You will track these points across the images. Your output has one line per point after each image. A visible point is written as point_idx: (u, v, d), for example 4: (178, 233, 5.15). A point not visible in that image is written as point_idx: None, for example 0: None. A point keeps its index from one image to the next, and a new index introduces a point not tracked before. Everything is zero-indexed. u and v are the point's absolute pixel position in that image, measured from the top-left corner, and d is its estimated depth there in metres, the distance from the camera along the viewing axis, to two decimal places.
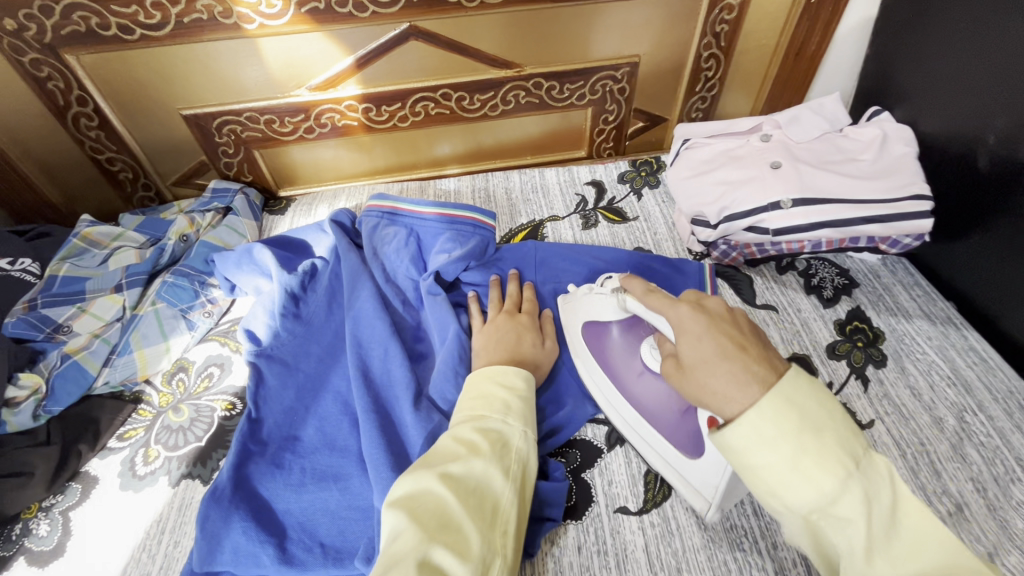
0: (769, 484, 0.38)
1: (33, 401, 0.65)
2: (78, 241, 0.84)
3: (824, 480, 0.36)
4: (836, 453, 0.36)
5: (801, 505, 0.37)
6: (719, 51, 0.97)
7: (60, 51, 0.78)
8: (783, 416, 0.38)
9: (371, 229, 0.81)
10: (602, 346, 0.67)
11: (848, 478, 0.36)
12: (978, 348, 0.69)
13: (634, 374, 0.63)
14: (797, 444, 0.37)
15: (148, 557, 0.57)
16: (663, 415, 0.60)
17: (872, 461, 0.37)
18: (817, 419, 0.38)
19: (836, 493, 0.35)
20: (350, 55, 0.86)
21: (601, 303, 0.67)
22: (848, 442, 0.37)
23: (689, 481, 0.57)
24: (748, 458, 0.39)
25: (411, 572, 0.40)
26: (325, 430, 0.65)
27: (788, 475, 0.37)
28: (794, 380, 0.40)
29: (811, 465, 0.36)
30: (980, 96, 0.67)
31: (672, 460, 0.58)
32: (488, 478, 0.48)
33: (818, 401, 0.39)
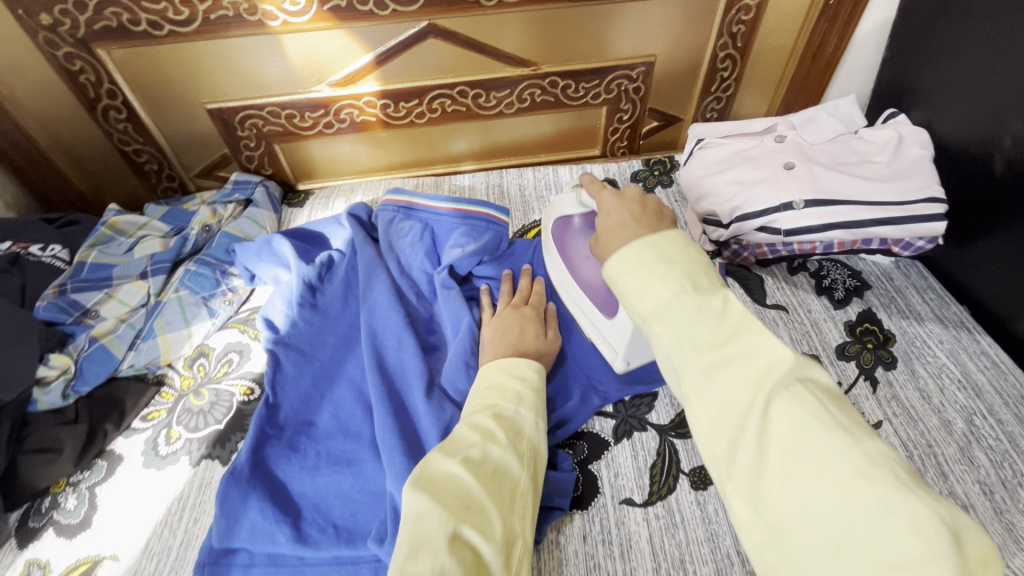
0: (626, 303, 0.41)
1: (63, 380, 0.68)
2: (105, 229, 0.87)
3: (663, 291, 0.39)
4: (680, 273, 0.40)
5: (645, 314, 0.39)
6: (735, 51, 0.97)
7: (92, 45, 0.81)
8: (644, 250, 0.42)
9: (387, 222, 0.82)
10: (563, 235, 0.72)
11: (682, 290, 0.38)
12: (991, 352, 0.69)
13: (582, 257, 0.69)
14: (648, 266, 0.40)
15: (169, 532, 0.59)
16: (599, 290, 0.66)
17: (716, 287, 0.39)
18: (674, 255, 0.41)
19: (671, 300, 0.38)
20: (369, 52, 0.87)
21: (567, 198, 0.72)
22: (697, 271, 0.40)
23: (608, 339, 0.65)
24: (618, 284, 0.42)
25: (444, 550, 0.40)
26: (340, 417, 0.67)
27: (637, 289, 0.40)
28: (673, 237, 0.43)
29: (657, 282, 0.39)
30: (998, 99, 0.67)
31: (598, 324, 0.66)
32: (506, 463, 0.50)
33: (681, 243, 0.42)
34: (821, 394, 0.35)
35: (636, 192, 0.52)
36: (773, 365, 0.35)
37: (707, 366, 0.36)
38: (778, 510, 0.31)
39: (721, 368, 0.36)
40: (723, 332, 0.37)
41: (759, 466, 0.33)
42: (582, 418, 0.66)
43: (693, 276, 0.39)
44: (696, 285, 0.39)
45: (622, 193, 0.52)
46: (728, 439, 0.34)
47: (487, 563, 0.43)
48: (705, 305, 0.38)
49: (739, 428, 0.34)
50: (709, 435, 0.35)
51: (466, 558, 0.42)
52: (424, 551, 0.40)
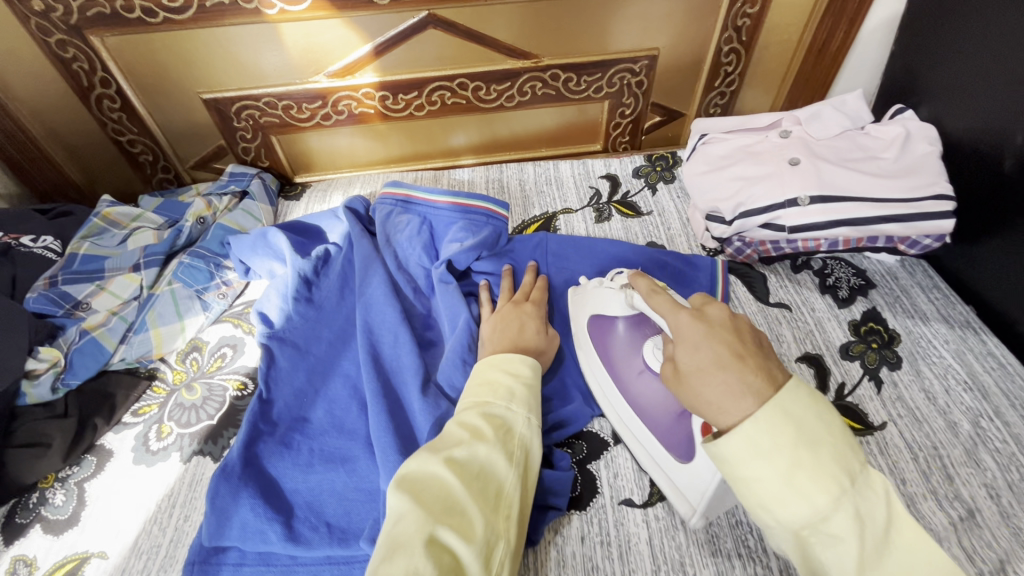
0: (761, 496, 0.37)
1: (52, 374, 0.66)
2: (98, 220, 0.85)
3: (815, 495, 0.35)
4: (832, 467, 0.36)
5: (793, 520, 0.36)
6: (739, 45, 0.96)
7: (85, 32, 0.79)
8: (779, 430, 0.37)
9: (385, 216, 0.81)
10: (606, 341, 0.66)
11: (840, 494, 0.35)
12: (997, 353, 0.68)
13: (634, 372, 0.62)
14: (791, 457, 0.36)
15: (159, 529, 0.58)
16: (658, 416, 0.59)
17: (866, 476, 0.36)
18: (814, 436, 0.37)
19: (827, 510, 0.35)
20: (368, 43, 0.86)
21: (607, 298, 0.66)
22: (845, 456, 0.37)
23: (679, 486, 0.56)
24: (743, 471, 0.38)
25: (417, 552, 0.41)
26: (334, 413, 0.66)
27: (780, 491, 0.36)
28: (794, 394, 0.39)
29: (805, 479, 0.35)
30: (1008, 93, 0.65)
31: (662, 462, 0.57)
32: (493, 463, 0.49)
33: (816, 412, 0.38)
34: None
35: (717, 311, 0.46)
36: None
37: None
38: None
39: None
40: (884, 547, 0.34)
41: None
42: (582, 418, 0.65)
43: (846, 472, 0.36)
44: (849, 479, 0.36)
45: (700, 313, 0.46)
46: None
47: (464, 566, 0.43)
48: (862, 510, 0.35)
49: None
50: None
51: (442, 559, 0.42)
52: (398, 553, 0.41)
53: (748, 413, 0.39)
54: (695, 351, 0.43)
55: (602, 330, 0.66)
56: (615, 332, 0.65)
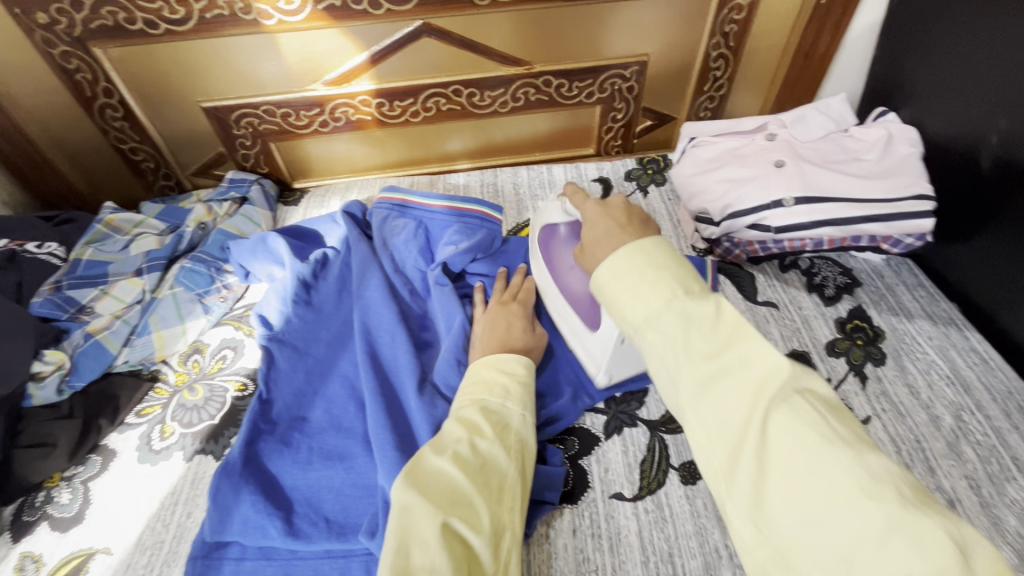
0: (621, 312, 0.43)
1: (58, 376, 0.68)
2: (101, 226, 0.87)
3: (654, 300, 0.41)
4: (670, 282, 0.42)
5: (638, 321, 0.42)
6: (728, 51, 0.98)
7: (88, 44, 0.81)
8: (634, 259, 0.44)
9: (381, 220, 0.83)
10: (549, 243, 0.71)
11: (674, 299, 0.40)
12: (980, 349, 0.70)
13: (567, 267, 0.68)
14: (640, 276, 0.43)
15: (162, 526, 0.60)
16: (581, 304, 0.66)
17: (708, 294, 0.41)
18: (661, 261, 0.43)
19: (663, 309, 0.40)
20: (364, 51, 0.88)
21: (552, 207, 0.70)
22: (687, 278, 0.42)
23: (592, 355, 0.65)
24: (614, 298, 0.44)
25: (434, 544, 0.42)
26: (333, 412, 0.68)
27: (630, 300, 0.42)
28: (658, 242, 0.45)
29: (644, 288, 0.42)
30: (985, 95, 0.67)
31: (581, 337, 0.66)
32: (494, 457, 0.51)
33: (669, 252, 0.44)
34: (819, 405, 0.37)
35: (619, 199, 0.53)
36: (766, 372, 0.37)
37: (700, 376, 0.38)
38: (777, 526, 0.34)
39: (716, 379, 0.38)
40: (718, 339, 0.39)
41: (759, 477, 0.35)
42: (573, 415, 0.66)
43: (682, 283, 0.41)
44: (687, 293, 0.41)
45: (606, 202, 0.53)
46: (728, 451, 0.36)
47: (476, 555, 0.44)
48: (697, 313, 0.40)
49: (737, 445, 0.36)
50: (707, 449, 0.37)
51: (456, 549, 0.43)
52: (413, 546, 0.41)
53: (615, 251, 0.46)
54: (594, 225, 0.52)
55: (547, 234, 0.71)
56: (556, 236, 0.70)
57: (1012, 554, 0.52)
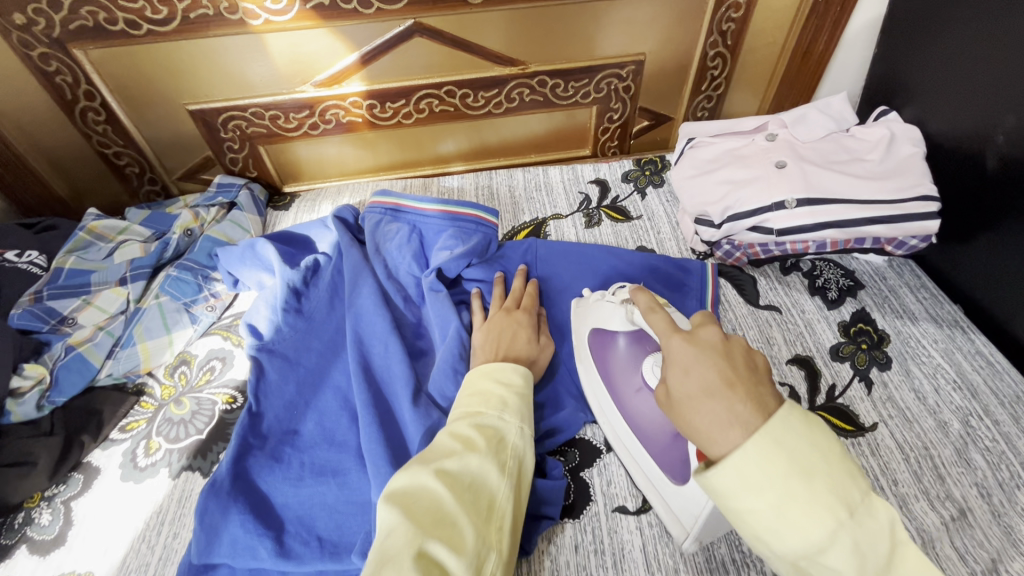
0: (760, 529, 0.35)
1: (38, 391, 0.66)
2: (84, 234, 0.84)
3: (813, 527, 0.33)
4: (827, 496, 0.33)
5: (794, 549, 0.33)
6: (725, 49, 0.96)
7: (68, 45, 0.79)
8: (771, 460, 0.34)
9: (374, 225, 0.81)
10: (609, 356, 0.64)
11: (839, 526, 0.32)
12: (985, 352, 0.68)
13: (633, 389, 0.60)
14: (785, 488, 0.34)
15: (147, 548, 0.57)
16: (654, 437, 0.56)
17: (870, 503, 0.34)
18: (807, 461, 0.34)
19: (829, 544, 0.32)
20: (354, 52, 0.86)
21: (609, 313, 0.64)
22: (843, 483, 0.34)
23: (673, 509, 0.54)
24: (740, 505, 0.35)
25: (408, 568, 0.40)
26: (325, 425, 0.65)
27: (776, 522, 0.34)
28: (786, 420, 0.36)
29: (799, 513, 0.33)
30: (989, 93, 0.66)
31: (657, 482, 0.55)
32: (484, 474, 0.48)
33: (808, 440, 0.35)
34: None
35: (711, 334, 0.42)
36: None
37: None
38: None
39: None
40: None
41: None
42: (574, 426, 0.64)
43: (841, 497, 0.33)
44: (850, 509, 0.33)
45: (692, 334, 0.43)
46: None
47: None
48: (865, 539, 0.32)
49: None
50: None
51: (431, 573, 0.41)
52: (386, 568, 0.40)
53: (739, 446, 0.36)
54: (687, 373, 0.40)
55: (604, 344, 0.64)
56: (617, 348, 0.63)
57: None
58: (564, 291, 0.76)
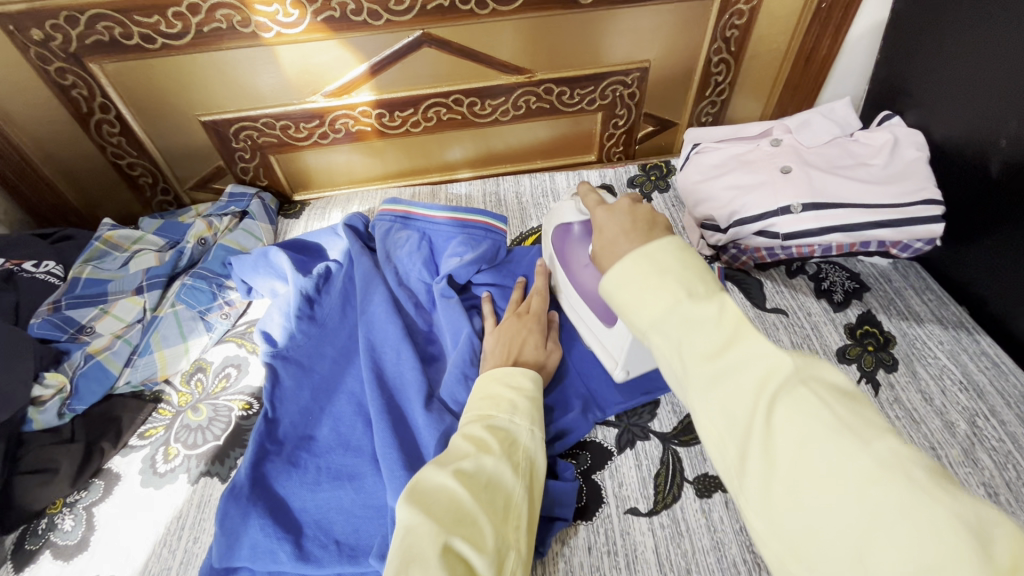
0: (622, 313, 0.39)
1: (58, 399, 0.67)
2: (100, 244, 0.86)
3: (657, 303, 0.37)
4: (674, 284, 0.37)
5: (642, 325, 0.37)
6: (729, 55, 0.98)
7: (84, 60, 0.80)
8: (636, 261, 0.39)
9: (384, 232, 0.82)
10: (564, 243, 0.70)
11: (677, 302, 0.36)
12: (991, 353, 0.69)
13: (581, 265, 0.68)
14: (641, 278, 0.38)
15: (169, 552, 0.58)
16: (596, 299, 0.65)
17: (715, 293, 0.37)
18: (666, 263, 0.38)
19: (666, 315, 0.36)
20: (364, 62, 0.87)
21: (565, 207, 0.70)
22: (693, 278, 0.37)
23: (608, 348, 0.65)
24: (613, 297, 0.39)
25: (434, 564, 0.40)
26: (340, 430, 0.66)
27: (633, 306, 0.38)
28: (663, 242, 0.39)
29: (648, 292, 0.37)
30: (992, 99, 0.67)
31: (596, 330, 0.66)
32: (500, 474, 0.50)
33: (676, 251, 0.39)
34: (833, 400, 0.32)
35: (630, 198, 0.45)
36: (773, 372, 0.33)
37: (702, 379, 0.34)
38: (789, 531, 0.30)
39: (723, 383, 0.34)
40: (724, 343, 0.35)
41: (767, 479, 0.31)
42: (585, 429, 0.65)
43: (685, 284, 0.37)
44: (693, 294, 0.36)
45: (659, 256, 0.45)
46: (737, 447, 0.33)
47: None
48: (700, 316, 0.35)
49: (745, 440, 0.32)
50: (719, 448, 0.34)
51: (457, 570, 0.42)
52: (413, 565, 0.40)
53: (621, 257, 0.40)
54: (602, 232, 0.46)
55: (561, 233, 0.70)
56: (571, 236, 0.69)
57: None
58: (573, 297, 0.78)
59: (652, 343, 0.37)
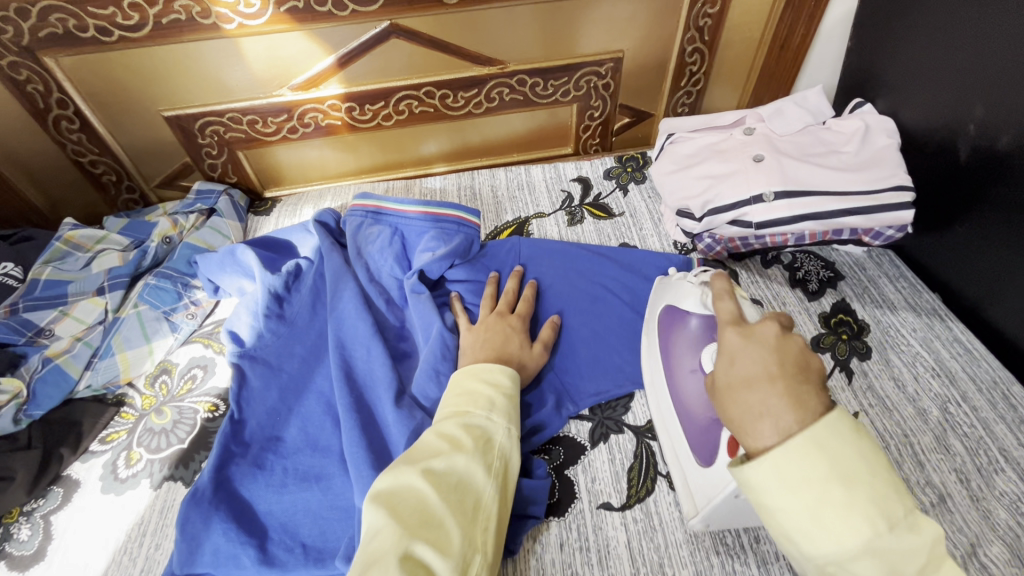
0: (787, 527, 0.35)
1: (14, 405, 0.64)
2: (61, 244, 0.83)
3: (845, 531, 0.33)
4: (866, 507, 0.33)
5: (816, 552, 0.34)
6: (703, 45, 0.97)
7: (38, 53, 0.78)
8: (812, 461, 0.35)
9: (354, 228, 0.80)
10: (674, 333, 0.62)
11: (873, 534, 0.32)
12: (963, 338, 0.69)
13: (686, 370, 0.58)
14: (819, 490, 0.34)
15: (129, 559, 0.57)
16: (693, 419, 0.55)
17: (908, 517, 0.33)
18: (849, 469, 0.34)
19: (857, 549, 0.32)
20: (331, 54, 0.85)
21: (687, 293, 0.62)
22: (884, 495, 0.34)
23: (692, 487, 0.54)
24: (769, 500, 0.36)
25: (392, 569, 0.41)
26: (308, 431, 0.65)
27: (806, 523, 0.34)
28: (836, 428, 0.36)
29: (832, 511, 0.33)
30: (959, 83, 0.67)
31: (684, 460, 0.56)
32: (470, 474, 0.49)
33: (855, 444, 0.35)
34: None
35: (773, 331, 0.41)
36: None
37: None
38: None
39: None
40: None
41: None
42: (558, 424, 0.64)
43: (879, 508, 0.33)
44: (887, 521, 0.33)
45: (753, 331, 0.42)
46: None
47: None
48: (897, 551, 0.33)
49: None
50: None
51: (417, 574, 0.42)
52: (371, 568, 0.41)
53: (780, 444, 0.36)
54: (733, 363, 0.41)
55: (675, 322, 0.62)
56: (685, 331, 0.60)
57: (1003, 549, 0.51)
58: (548, 290, 0.77)
59: (826, 573, 0.34)
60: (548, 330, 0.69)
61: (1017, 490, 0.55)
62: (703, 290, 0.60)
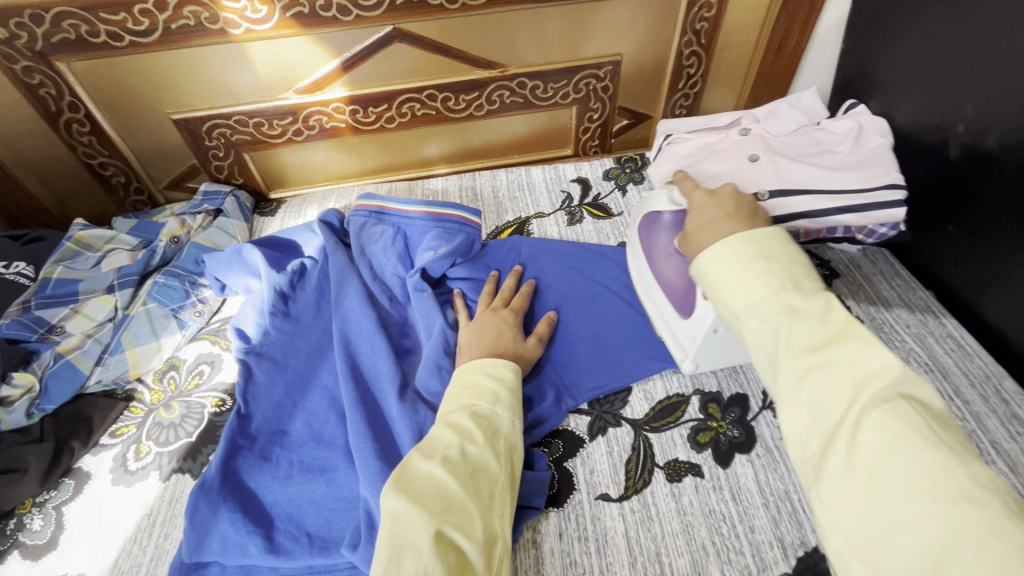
0: (722, 296, 0.46)
1: (27, 399, 0.66)
2: (71, 244, 0.85)
3: (761, 288, 0.43)
4: (780, 275, 0.44)
5: (739, 309, 0.44)
6: (700, 48, 0.99)
7: (51, 58, 0.80)
8: (744, 246, 0.46)
9: (358, 227, 0.82)
10: (650, 229, 0.68)
11: (781, 289, 0.43)
12: (956, 335, 0.70)
13: (664, 252, 0.65)
14: (746, 262, 0.45)
15: (139, 549, 0.58)
16: (673, 288, 0.64)
17: (818, 291, 0.43)
18: (773, 253, 0.45)
19: (768, 298, 0.43)
20: (336, 58, 0.87)
21: (657, 196, 0.66)
22: (797, 273, 0.44)
23: (678, 338, 0.64)
24: (713, 275, 0.47)
25: (426, 552, 0.43)
26: (313, 424, 0.66)
27: (734, 286, 0.45)
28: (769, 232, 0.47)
29: (753, 276, 0.44)
30: (950, 84, 0.68)
31: (668, 319, 0.65)
32: (485, 463, 0.51)
33: (781, 242, 0.46)
34: (927, 414, 0.36)
35: (728, 190, 0.55)
36: (874, 369, 0.38)
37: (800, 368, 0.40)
38: (868, 525, 0.34)
39: (814, 370, 0.39)
40: (826, 336, 0.41)
41: (847, 469, 0.36)
42: (557, 418, 0.66)
43: (791, 276, 0.44)
44: (796, 286, 0.43)
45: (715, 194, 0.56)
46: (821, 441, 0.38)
47: (470, 562, 0.45)
48: (804, 307, 0.42)
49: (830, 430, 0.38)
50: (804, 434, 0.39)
51: (449, 556, 0.44)
52: (404, 555, 0.43)
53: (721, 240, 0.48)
54: (700, 213, 0.55)
55: (649, 220, 0.67)
56: (660, 224, 0.66)
57: None
58: (547, 288, 0.78)
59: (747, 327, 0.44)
60: (547, 326, 0.71)
61: (1008, 481, 0.56)
62: (671, 189, 0.64)
